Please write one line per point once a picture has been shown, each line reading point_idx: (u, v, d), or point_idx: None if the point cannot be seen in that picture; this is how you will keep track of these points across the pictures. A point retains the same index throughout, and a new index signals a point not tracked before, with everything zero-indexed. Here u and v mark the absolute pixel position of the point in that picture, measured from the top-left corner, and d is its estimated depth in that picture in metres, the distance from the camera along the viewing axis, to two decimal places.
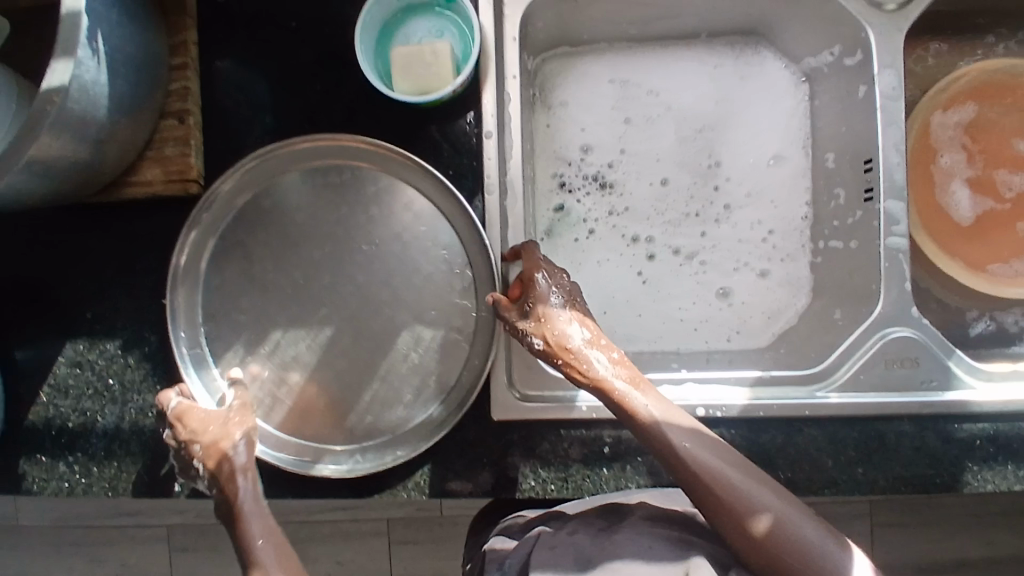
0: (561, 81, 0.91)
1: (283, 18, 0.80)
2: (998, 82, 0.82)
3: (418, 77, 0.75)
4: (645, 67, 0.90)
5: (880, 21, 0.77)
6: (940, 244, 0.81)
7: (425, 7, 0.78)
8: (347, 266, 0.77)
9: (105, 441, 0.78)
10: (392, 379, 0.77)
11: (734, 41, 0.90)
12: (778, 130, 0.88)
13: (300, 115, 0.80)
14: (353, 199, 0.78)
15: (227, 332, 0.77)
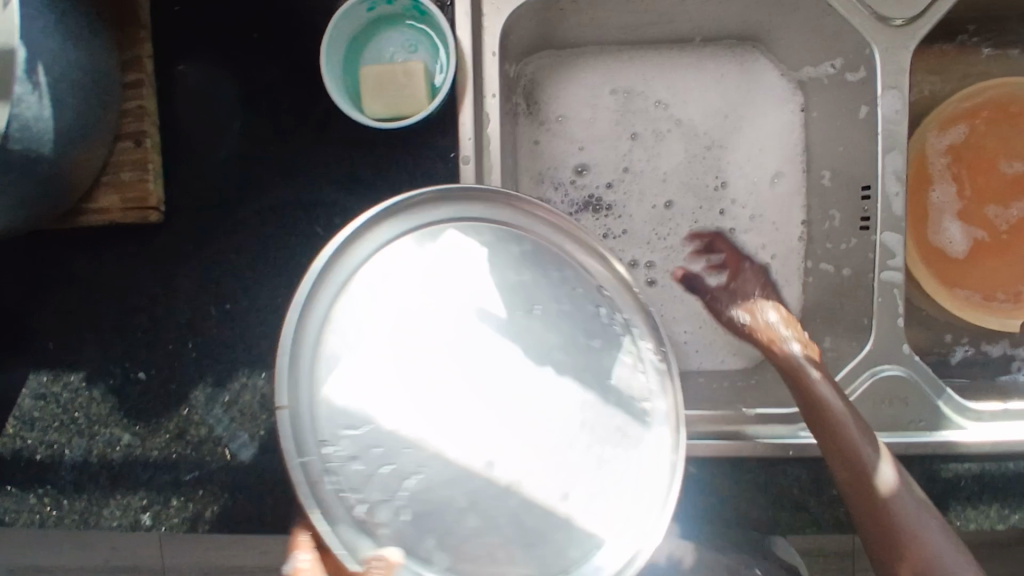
0: (555, 92, 0.86)
1: (243, 29, 0.75)
2: (992, 103, 0.78)
3: (391, 98, 0.70)
4: (641, 78, 0.86)
5: (885, 38, 0.72)
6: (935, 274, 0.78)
7: (396, 18, 0.72)
8: (516, 342, 0.52)
9: (75, 474, 0.76)
10: (589, 492, 0.50)
11: (728, 49, 0.85)
12: (778, 146, 0.85)
13: (264, 135, 0.75)
14: (483, 244, 0.54)
15: (356, 472, 0.48)
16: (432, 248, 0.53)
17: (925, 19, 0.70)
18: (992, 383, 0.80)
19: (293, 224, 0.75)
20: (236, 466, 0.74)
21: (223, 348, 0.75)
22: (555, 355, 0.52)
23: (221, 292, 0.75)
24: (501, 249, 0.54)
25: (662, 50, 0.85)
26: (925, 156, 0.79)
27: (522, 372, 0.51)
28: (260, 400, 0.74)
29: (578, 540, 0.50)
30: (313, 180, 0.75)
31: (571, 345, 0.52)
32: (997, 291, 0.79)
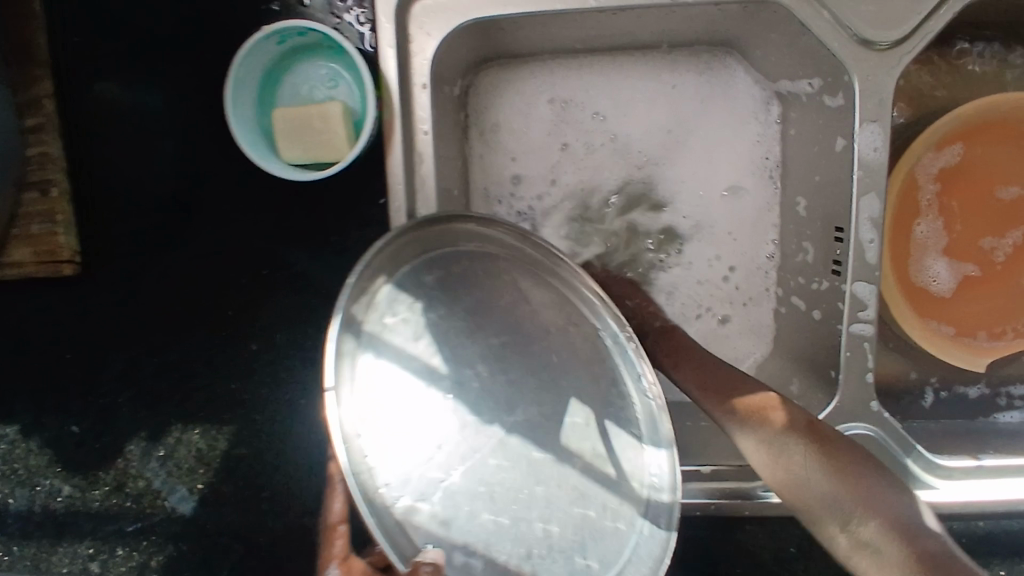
0: (492, 100, 0.76)
1: (149, 62, 0.68)
2: (997, 123, 0.68)
3: (309, 143, 0.63)
4: (592, 85, 0.76)
5: (868, 63, 0.62)
6: (922, 315, 0.70)
7: (310, 49, 0.65)
8: (533, 356, 0.60)
9: (20, 522, 0.74)
10: (586, 489, 0.59)
11: (695, 53, 0.76)
12: (737, 159, 0.77)
13: (178, 177, 0.69)
14: (498, 273, 0.61)
15: (399, 474, 0.52)
16: (431, 279, 0.57)
17: (913, 41, 0.62)
18: (963, 426, 0.75)
19: (215, 273, 0.70)
20: (177, 519, 0.73)
21: (154, 403, 0.72)
22: (566, 366, 0.61)
23: (148, 346, 0.71)
24: (508, 279, 0.61)
25: (620, 56, 0.76)
26: (911, 185, 0.69)
27: (544, 376, 0.60)
28: (197, 455, 0.72)
29: (597, 519, 0.59)
30: (233, 227, 0.69)
31: (579, 357, 0.62)
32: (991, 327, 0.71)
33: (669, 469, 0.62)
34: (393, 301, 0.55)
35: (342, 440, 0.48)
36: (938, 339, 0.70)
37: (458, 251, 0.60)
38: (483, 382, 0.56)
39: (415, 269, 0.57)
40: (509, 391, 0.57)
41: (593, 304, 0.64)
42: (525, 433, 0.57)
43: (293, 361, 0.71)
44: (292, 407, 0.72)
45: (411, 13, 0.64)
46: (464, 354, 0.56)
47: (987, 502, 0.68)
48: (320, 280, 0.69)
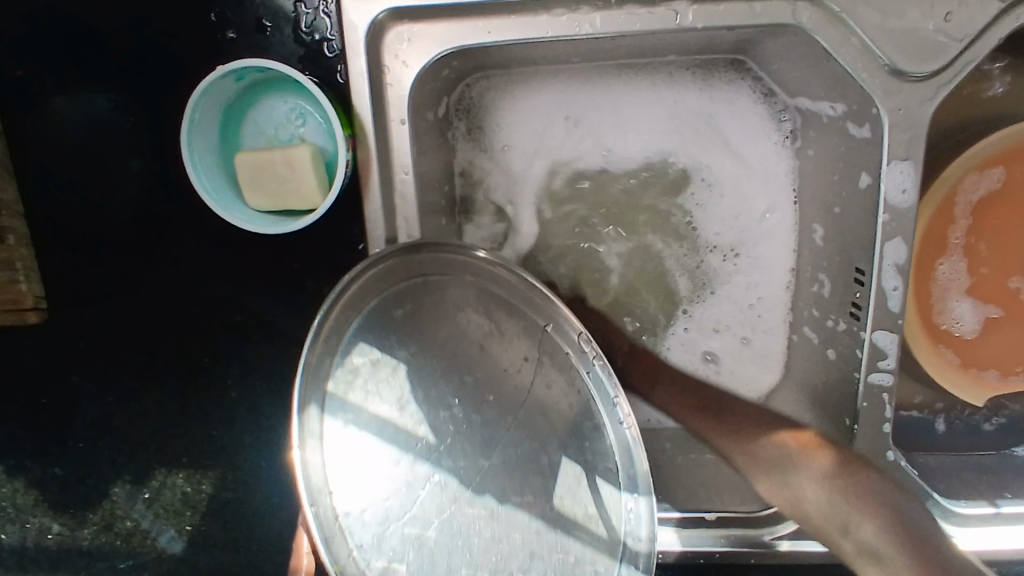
0: (487, 116, 0.67)
1: (102, 97, 0.63)
2: None
3: (274, 192, 0.58)
4: (593, 99, 0.67)
5: (898, 95, 0.55)
6: (944, 356, 0.67)
7: (273, 83, 0.60)
8: (507, 398, 0.54)
9: (12, 558, 0.71)
10: (567, 543, 0.53)
11: (707, 63, 0.66)
12: (758, 176, 0.69)
13: (143, 219, 0.65)
14: (467, 306, 0.56)
15: (370, 526, 0.50)
16: (396, 317, 0.53)
17: (950, 72, 0.55)
18: (983, 461, 0.71)
19: (189, 316, 0.67)
20: (167, 559, 0.71)
21: (136, 447, 0.70)
22: (552, 413, 0.55)
23: (125, 392, 0.69)
24: (474, 316, 0.55)
25: (625, 66, 0.66)
26: (937, 222, 0.65)
27: (527, 418, 0.54)
28: (182, 498, 0.70)
29: (578, 565, 0.53)
30: (210, 272, 0.66)
31: (554, 393, 0.55)
32: (1014, 364, 0.68)
33: (646, 512, 0.55)
34: (362, 348, 0.52)
35: (310, 505, 0.48)
36: (949, 373, 0.67)
37: (416, 288, 0.55)
38: (459, 424, 0.53)
39: (369, 321, 0.53)
40: (486, 432, 0.53)
41: (570, 334, 0.56)
42: (500, 487, 0.53)
43: (272, 408, 0.68)
44: (275, 449, 0.69)
45: (383, 41, 0.57)
46: (435, 397, 0.53)
47: (1007, 554, 0.64)
48: (298, 326, 0.67)
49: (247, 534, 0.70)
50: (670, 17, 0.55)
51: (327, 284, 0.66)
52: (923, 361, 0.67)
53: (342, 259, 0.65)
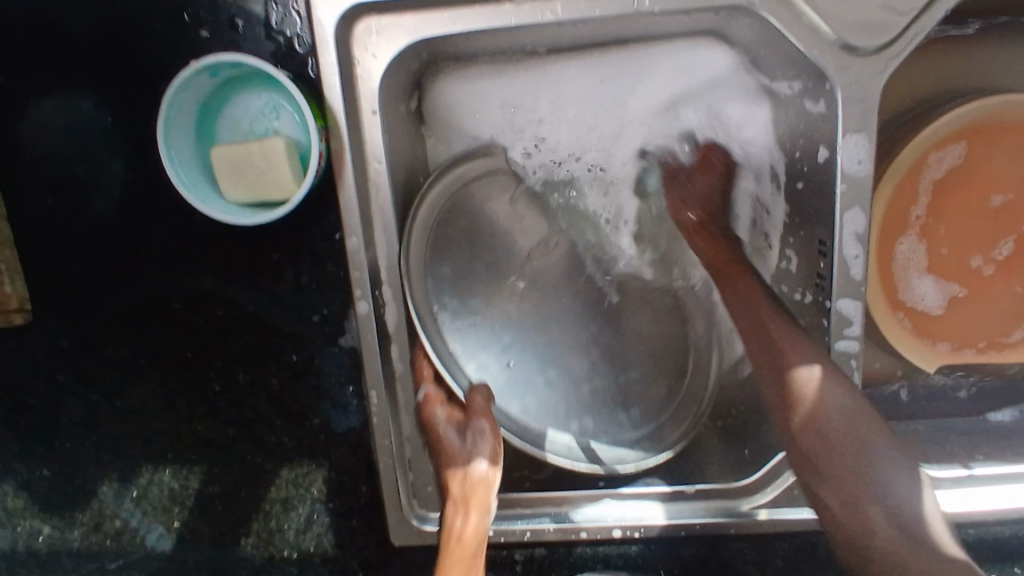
0: (447, 104, 0.69)
1: (80, 102, 0.64)
2: (1007, 130, 0.66)
3: (250, 183, 0.60)
4: (549, 84, 0.68)
5: (849, 69, 0.57)
6: (908, 331, 0.70)
7: (246, 77, 0.62)
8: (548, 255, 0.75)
9: None
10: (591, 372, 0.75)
11: (663, 46, 0.66)
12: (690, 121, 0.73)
13: (124, 219, 0.66)
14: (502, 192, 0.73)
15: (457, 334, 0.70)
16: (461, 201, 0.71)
17: (899, 44, 0.57)
18: (956, 427, 0.72)
19: (171, 312, 0.68)
20: (156, 557, 0.71)
21: (122, 445, 0.71)
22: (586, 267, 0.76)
23: (110, 390, 0.70)
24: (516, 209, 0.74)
25: (582, 54, 0.67)
26: (898, 202, 0.67)
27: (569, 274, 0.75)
28: (170, 494, 0.71)
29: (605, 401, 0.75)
30: (191, 268, 0.67)
31: (581, 265, 0.76)
32: (969, 338, 0.71)
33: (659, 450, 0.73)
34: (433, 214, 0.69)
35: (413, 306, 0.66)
36: (901, 337, 0.69)
37: (466, 209, 0.72)
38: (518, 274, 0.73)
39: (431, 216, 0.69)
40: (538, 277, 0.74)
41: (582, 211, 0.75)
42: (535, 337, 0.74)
43: (257, 401, 0.69)
44: (260, 443, 0.70)
45: (351, 33, 0.58)
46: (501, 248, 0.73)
47: (981, 514, 0.66)
48: (278, 318, 0.68)
49: (236, 528, 0.71)
50: (627, 2, 0.57)
51: (306, 277, 0.67)
52: (890, 338, 0.69)
53: (321, 250, 0.67)
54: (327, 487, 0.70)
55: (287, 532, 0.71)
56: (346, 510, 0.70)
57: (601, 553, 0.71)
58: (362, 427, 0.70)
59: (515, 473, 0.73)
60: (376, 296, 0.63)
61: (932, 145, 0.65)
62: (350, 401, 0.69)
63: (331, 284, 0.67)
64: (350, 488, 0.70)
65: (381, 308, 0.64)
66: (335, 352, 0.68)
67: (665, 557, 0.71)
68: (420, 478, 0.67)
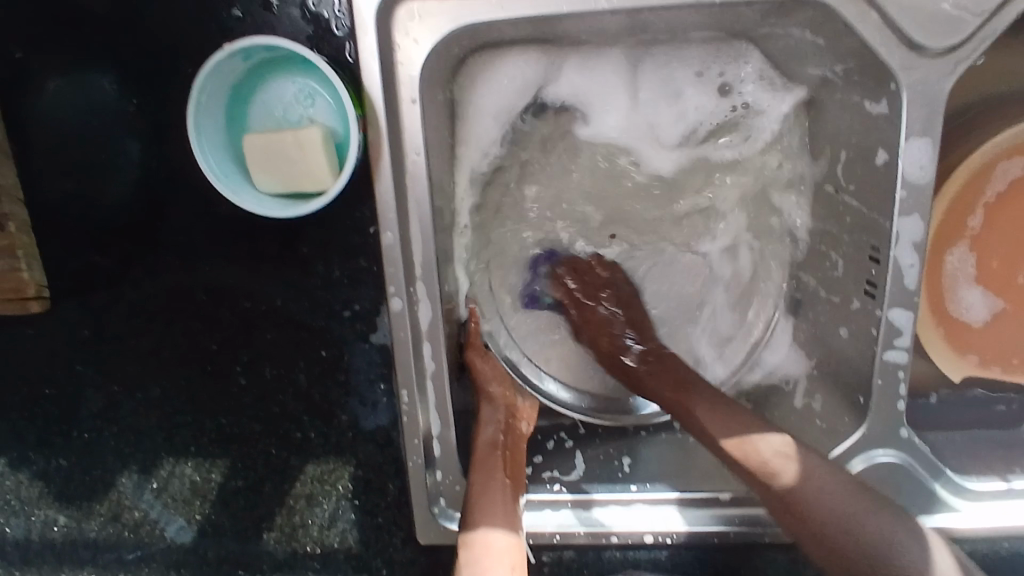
0: (482, 84, 0.64)
1: (103, 84, 0.62)
2: None
3: (283, 174, 0.57)
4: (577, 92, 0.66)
5: (916, 70, 0.54)
6: (945, 336, 0.68)
7: (280, 62, 0.59)
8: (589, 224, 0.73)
9: (18, 551, 0.70)
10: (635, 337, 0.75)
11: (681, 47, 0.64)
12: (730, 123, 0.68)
13: (148, 206, 0.64)
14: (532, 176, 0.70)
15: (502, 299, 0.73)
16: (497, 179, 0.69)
17: (973, 44, 0.54)
18: (997, 437, 0.71)
19: (195, 301, 0.66)
20: (176, 550, 0.70)
21: (141, 436, 0.69)
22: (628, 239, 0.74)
23: (130, 381, 0.68)
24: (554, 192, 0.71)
25: (605, 54, 0.65)
26: (953, 210, 0.65)
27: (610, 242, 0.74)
28: (191, 487, 0.69)
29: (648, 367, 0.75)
30: (216, 259, 0.65)
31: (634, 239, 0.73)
32: (1007, 355, 0.68)
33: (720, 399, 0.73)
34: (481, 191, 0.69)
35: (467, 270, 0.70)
36: (934, 339, 0.68)
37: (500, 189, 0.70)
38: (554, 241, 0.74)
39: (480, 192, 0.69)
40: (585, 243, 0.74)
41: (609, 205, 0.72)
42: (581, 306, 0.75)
43: (281, 395, 0.67)
44: (284, 437, 0.68)
45: (393, 16, 0.55)
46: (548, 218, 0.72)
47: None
48: (307, 312, 0.66)
49: (259, 521, 0.69)
50: None
51: (337, 270, 0.65)
52: (930, 348, 0.69)
53: (353, 243, 0.64)
54: (353, 485, 0.68)
55: (310, 528, 0.69)
56: (371, 509, 0.68)
57: (630, 557, 0.70)
58: (390, 425, 0.68)
59: (544, 474, 0.71)
60: (409, 293, 0.60)
61: (1001, 152, 0.63)
62: (378, 397, 0.67)
63: (362, 278, 0.65)
64: (376, 487, 0.68)
65: (414, 304, 0.61)
66: (365, 348, 0.66)
67: (696, 563, 0.70)
68: (451, 477, 0.66)
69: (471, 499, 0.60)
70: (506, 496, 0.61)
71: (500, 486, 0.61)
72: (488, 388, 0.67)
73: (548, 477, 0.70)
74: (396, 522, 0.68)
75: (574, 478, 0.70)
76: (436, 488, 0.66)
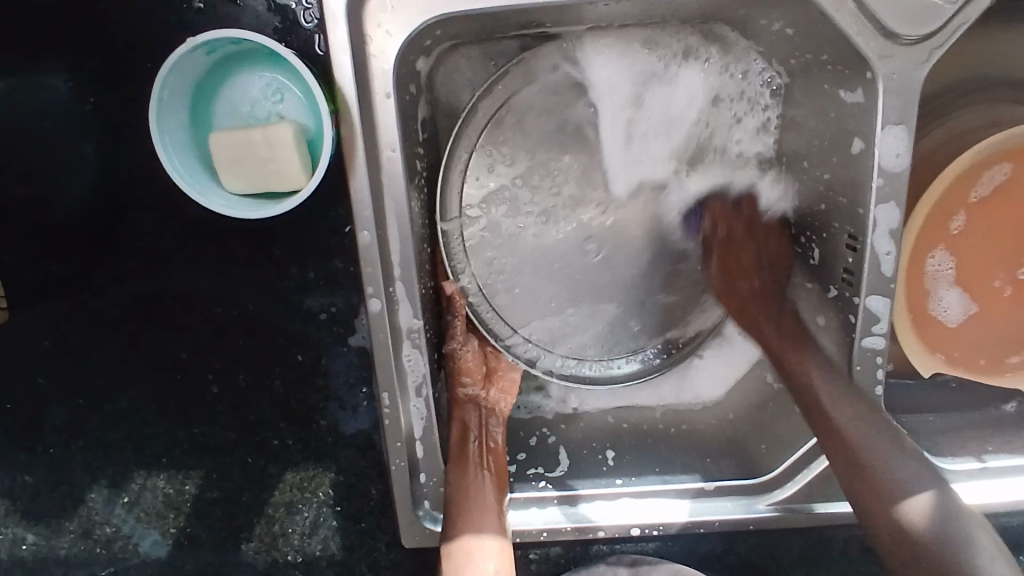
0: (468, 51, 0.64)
1: (60, 84, 0.59)
2: None
3: (252, 174, 0.55)
4: (567, 50, 0.64)
5: (891, 58, 0.54)
6: (918, 333, 0.68)
7: (248, 56, 0.57)
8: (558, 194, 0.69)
9: None
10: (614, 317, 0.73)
11: (672, 38, 0.65)
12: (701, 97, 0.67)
13: (110, 210, 0.61)
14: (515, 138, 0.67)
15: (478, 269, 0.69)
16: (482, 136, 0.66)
17: (947, 33, 0.54)
18: (968, 416, 0.72)
19: (162, 308, 0.63)
20: (152, 564, 0.67)
21: (110, 449, 0.66)
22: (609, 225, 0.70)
23: (97, 392, 0.65)
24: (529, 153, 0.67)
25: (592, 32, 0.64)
26: (942, 208, 0.66)
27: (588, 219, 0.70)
28: (165, 500, 0.67)
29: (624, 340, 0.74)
30: (185, 264, 0.63)
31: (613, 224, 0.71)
32: (974, 356, 0.69)
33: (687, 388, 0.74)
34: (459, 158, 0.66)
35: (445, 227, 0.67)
36: (908, 334, 0.68)
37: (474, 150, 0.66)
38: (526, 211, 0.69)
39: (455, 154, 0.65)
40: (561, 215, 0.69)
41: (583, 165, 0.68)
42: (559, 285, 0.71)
43: (257, 401, 0.65)
44: (259, 444, 0.66)
45: (364, 7, 0.53)
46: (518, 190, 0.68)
47: (997, 508, 0.66)
48: (280, 316, 0.64)
49: (238, 532, 0.67)
50: None
51: (311, 272, 0.63)
52: (904, 344, 0.68)
53: (328, 243, 0.63)
54: (334, 491, 0.66)
55: (291, 535, 0.67)
56: (354, 515, 0.67)
57: (617, 550, 0.71)
58: (371, 429, 0.66)
59: (529, 471, 0.70)
60: (387, 293, 0.59)
61: (987, 155, 0.64)
62: (355, 401, 0.65)
63: (339, 281, 0.63)
64: (358, 492, 0.67)
65: (393, 306, 0.59)
66: (344, 352, 0.64)
67: (681, 553, 0.71)
68: (436, 479, 0.64)
69: (452, 500, 0.61)
70: (484, 489, 0.62)
71: (474, 478, 0.62)
72: (459, 367, 0.67)
73: (533, 475, 0.69)
74: (381, 527, 0.67)
75: (559, 474, 0.70)
76: (420, 491, 0.64)
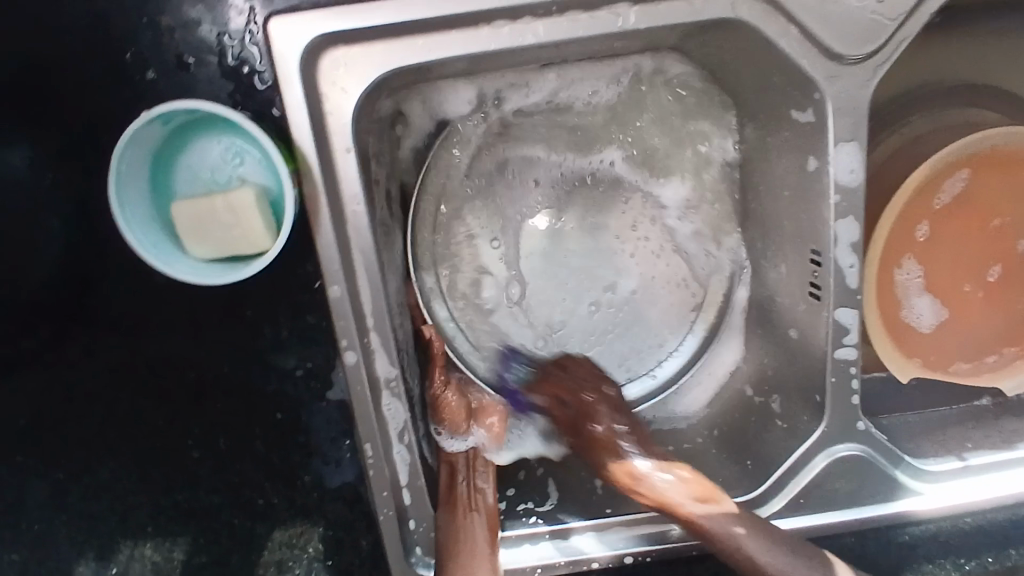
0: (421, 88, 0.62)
1: (21, 162, 0.59)
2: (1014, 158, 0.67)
3: (217, 239, 0.55)
4: (517, 87, 0.65)
5: (837, 78, 0.56)
6: (897, 343, 0.68)
7: (202, 122, 0.57)
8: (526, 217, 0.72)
9: None
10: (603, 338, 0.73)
11: (623, 63, 0.65)
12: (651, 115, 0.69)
13: (79, 282, 0.61)
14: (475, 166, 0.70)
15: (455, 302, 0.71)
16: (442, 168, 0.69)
17: (887, 51, 0.56)
18: (947, 416, 0.73)
19: (137, 376, 0.63)
20: None
21: (94, 523, 0.65)
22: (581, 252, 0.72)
23: (77, 466, 0.64)
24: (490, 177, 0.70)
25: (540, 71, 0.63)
26: (907, 218, 0.67)
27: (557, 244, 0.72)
28: (154, 569, 0.66)
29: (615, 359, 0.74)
30: (158, 330, 0.62)
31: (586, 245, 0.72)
32: (949, 360, 0.70)
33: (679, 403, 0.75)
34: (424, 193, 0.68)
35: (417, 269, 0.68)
36: (887, 346, 0.68)
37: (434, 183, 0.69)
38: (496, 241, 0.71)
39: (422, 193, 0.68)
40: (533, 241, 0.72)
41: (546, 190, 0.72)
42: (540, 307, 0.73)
43: (240, 461, 0.65)
44: (244, 504, 0.65)
45: (320, 68, 0.54)
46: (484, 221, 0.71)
47: (981, 505, 0.66)
48: (257, 374, 0.63)
49: None
50: (611, 21, 0.54)
51: (284, 329, 0.63)
52: (880, 352, 0.68)
53: (299, 299, 0.62)
54: (324, 546, 0.66)
55: None
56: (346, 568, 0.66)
57: None
58: (357, 480, 0.66)
59: (518, 507, 0.69)
60: (363, 345, 0.59)
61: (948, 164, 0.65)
62: (338, 454, 0.65)
63: (313, 335, 0.63)
64: (348, 544, 0.66)
65: (370, 357, 0.60)
66: (323, 407, 0.64)
67: None
68: (426, 525, 0.64)
69: (443, 545, 0.61)
70: (474, 533, 0.61)
71: (464, 523, 0.61)
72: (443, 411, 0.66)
73: (523, 511, 0.69)
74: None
75: (549, 508, 0.69)
76: (410, 538, 0.64)
